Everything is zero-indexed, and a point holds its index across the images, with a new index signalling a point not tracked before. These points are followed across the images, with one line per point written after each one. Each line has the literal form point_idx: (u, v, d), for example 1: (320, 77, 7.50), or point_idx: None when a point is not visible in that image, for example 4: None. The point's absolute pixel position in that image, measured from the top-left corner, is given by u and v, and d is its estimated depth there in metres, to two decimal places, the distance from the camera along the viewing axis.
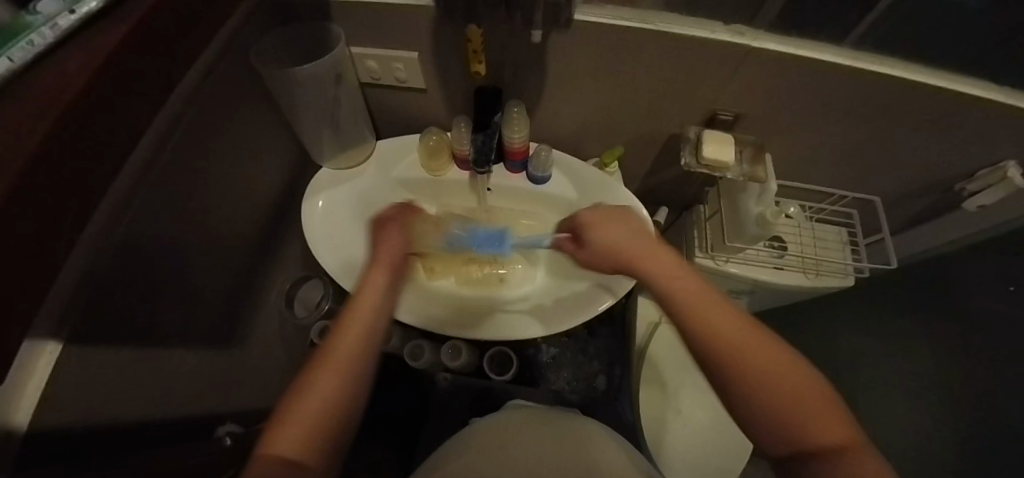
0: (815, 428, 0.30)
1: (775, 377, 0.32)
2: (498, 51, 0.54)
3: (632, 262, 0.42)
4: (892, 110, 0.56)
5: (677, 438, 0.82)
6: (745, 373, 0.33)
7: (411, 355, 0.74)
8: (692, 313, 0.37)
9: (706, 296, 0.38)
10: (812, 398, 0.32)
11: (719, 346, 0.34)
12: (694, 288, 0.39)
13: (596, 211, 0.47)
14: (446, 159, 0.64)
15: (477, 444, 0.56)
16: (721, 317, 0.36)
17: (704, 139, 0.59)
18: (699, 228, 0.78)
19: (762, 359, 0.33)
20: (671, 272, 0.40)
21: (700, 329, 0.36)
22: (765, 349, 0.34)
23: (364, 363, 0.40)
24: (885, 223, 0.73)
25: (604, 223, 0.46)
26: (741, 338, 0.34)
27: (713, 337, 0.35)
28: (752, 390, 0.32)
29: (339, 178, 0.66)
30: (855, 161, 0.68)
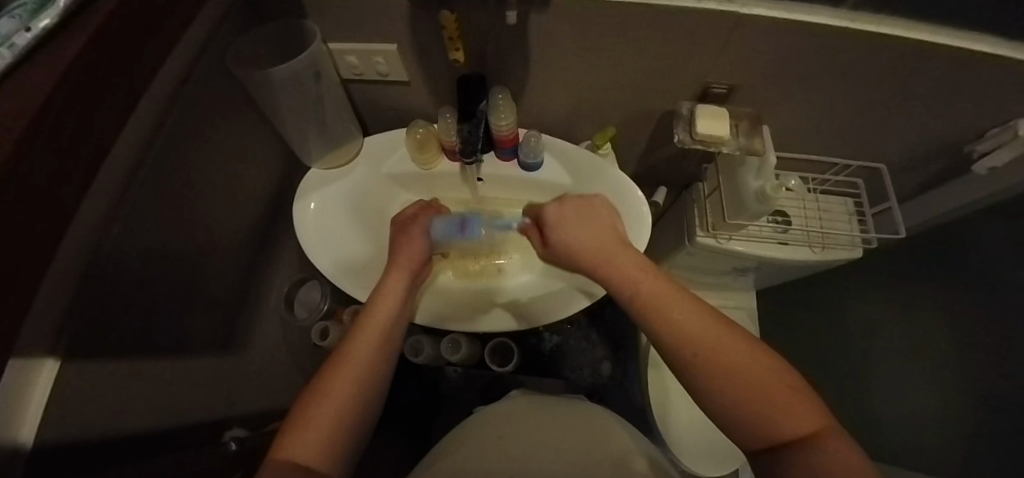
0: (783, 421, 0.30)
1: (738, 370, 0.32)
2: (477, 36, 0.53)
3: (591, 260, 0.42)
4: (894, 73, 0.54)
5: (687, 419, 0.82)
6: (710, 370, 0.33)
7: (412, 350, 0.74)
8: (653, 311, 0.37)
9: (666, 294, 0.38)
10: (777, 387, 0.32)
11: (684, 345, 0.34)
12: (653, 284, 0.39)
13: (559, 206, 0.46)
14: (435, 151, 0.63)
15: (480, 430, 0.57)
16: (685, 314, 0.36)
17: (698, 115, 0.57)
18: (699, 206, 0.76)
19: (723, 355, 0.33)
20: (632, 270, 0.40)
21: (666, 326, 0.36)
22: (723, 342, 0.34)
23: (376, 366, 0.40)
24: (891, 191, 0.71)
25: (563, 218, 0.45)
26: (704, 333, 0.34)
27: (676, 335, 0.35)
28: (717, 385, 0.33)
29: (329, 177, 0.64)
30: (858, 128, 0.66)
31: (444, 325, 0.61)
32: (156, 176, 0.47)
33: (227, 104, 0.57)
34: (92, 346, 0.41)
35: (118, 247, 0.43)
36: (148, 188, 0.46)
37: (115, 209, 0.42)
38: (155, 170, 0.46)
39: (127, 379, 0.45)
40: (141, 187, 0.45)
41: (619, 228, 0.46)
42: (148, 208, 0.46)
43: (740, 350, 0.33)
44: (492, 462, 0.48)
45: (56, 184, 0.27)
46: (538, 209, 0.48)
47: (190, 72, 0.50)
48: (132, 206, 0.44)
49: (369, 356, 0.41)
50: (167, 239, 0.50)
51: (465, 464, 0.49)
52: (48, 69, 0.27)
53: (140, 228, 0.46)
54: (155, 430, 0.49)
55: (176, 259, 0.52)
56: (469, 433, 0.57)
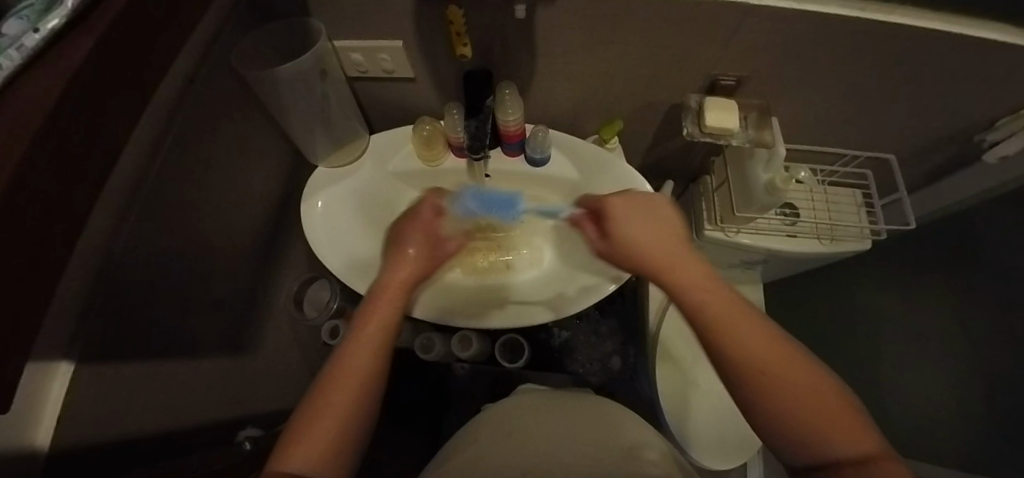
0: (834, 442, 0.30)
1: (798, 388, 0.32)
2: (483, 31, 0.52)
3: (653, 265, 0.42)
4: (905, 62, 0.53)
5: (697, 413, 0.82)
6: (766, 385, 0.33)
7: (422, 348, 0.74)
8: (719, 322, 0.36)
9: (736, 309, 0.37)
10: (839, 413, 0.31)
11: (745, 357, 0.34)
12: (717, 294, 0.38)
13: (622, 202, 0.45)
14: (441, 148, 0.63)
15: (488, 426, 0.57)
16: (747, 329, 0.35)
17: (706, 106, 0.56)
18: (707, 199, 0.76)
19: (783, 373, 0.33)
20: (696, 280, 0.39)
21: (726, 337, 0.35)
22: (785, 362, 0.34)
23: (371, 373, 0.39)
24: (900, 181, 0.71)
25: (628, 221, 0.44)
26: (765, 352, 0.34)
27: (738, 348, 0.35)
28: (770, 400, 0.33)
29: (335, 175, 0.64)
30: (867, 119, 0.65)
31: (454, 322, 0.61)
32: (165, 178, 0.47)
33: (233, 104, 0.57)
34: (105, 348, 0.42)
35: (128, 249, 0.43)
36: (157, 190, 0.46)
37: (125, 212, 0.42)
38: (163, 172, 0.46)
39: (141, 381, 0.45)
40: (149, 189, 0.45)
41: (686, 229, 0.45)
42: (158, 209, 0.46)
43: (800, 368, 0.33)
44: (504, 455, 0.49)
45: (67, 187, 0.27)
46: (602, 205, 0.46)
47: (195, 72, 0.50)
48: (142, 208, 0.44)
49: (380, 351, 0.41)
50: (177, 241, 0.50)
51: (477, 459, 0.49)
52: (57, 70, 0.27)
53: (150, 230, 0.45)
54: (170, 432, 0.49)
55: (187, 261, 0.52)
56: (479, 432, 0.56)
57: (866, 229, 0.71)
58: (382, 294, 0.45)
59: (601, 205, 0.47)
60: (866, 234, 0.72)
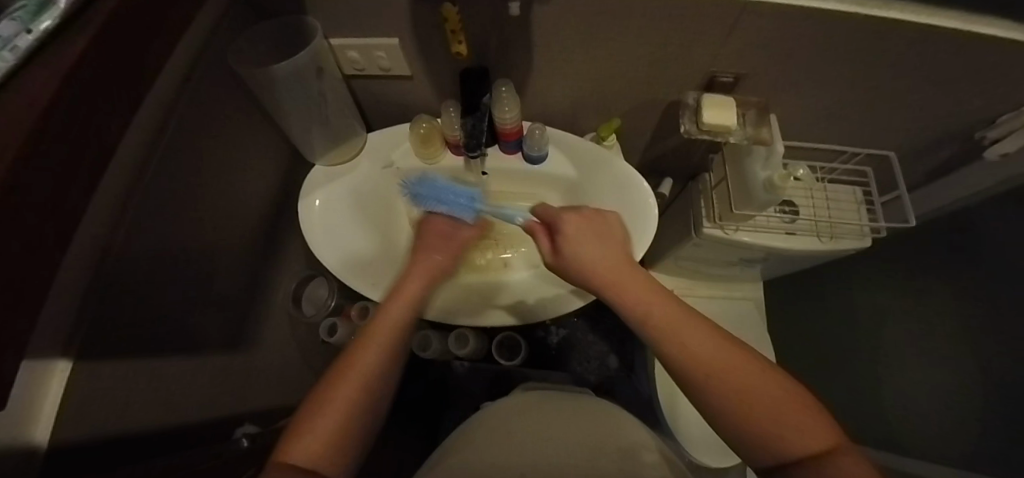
0: (795, 439, 0.32)
1: (750, 389, 0.34)
2: (478, 29, 0.52)
3: (606, 278, 0.42)
4: (904, 59, 0.53)
5: (695, 409, 0.82)
6: (712, 389, 0.35)
7: (419, 345, 0.74)
8: (665, 332, 0.37)
9: (674, 314, 0.38)
10: (786, 405, 0.33)
11: (691, 368, 0.36)
12: (662, 306, 0.39)
13: (572, 213, 0.45)
14: (440, 145, 0.63)
15: (483, 429, 0.56)
16: (696, 336, 0.37)
17: (703, 103, 0.56)
18: (706, 197, 0.75)
19: (735, 378, 0.35)
20: (642, 288, 0.41)
21: (671, 345, 0.37)
22: (729, 363, 0.35)
23: (382, 370, 0.39)
24: (901, 179, 0.70)
25: (578, 235, 0.44)
26: (710, 355, 0.36)
27: (687, 361, 0.36)
28: (719, 404, 0.34)
29: (332, 173, 0.65)
30: (866, 116, 0.65)
31: (453, 318, 0.62)
32: (161, 177, 0.47)
33: (230, 104, 0.57)
34: (104, 345, 0.42)
35: (125, 249, 0.43)
36: (155, 188, 0.46)
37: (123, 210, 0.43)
38: (160, 171, 0.46)
39: (140, 376, 0.46)
40: (149, 186, 0.45)
41: (627, 244, 0.46)
42: (156, 207, 0.47)
43: (748, 369, 0.35)
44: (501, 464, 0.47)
45: (60, 188, 0.27)
46: (555, 218, 0.45)
47: (192, 72, 0.50)
48: (140, 206, 0.44)
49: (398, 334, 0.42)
50: (174, 237, 0.50)
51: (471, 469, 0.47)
52: (50, 71, 0.27)
53: (147, 229, 0.46)
54: (166, 428, 0.49)
55: (183, 260, 0.52)
56: (477, 428, 0.56)
57: (866, 226, 0.71)
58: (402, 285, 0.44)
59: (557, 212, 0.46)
60: (866, 232, 0.72)
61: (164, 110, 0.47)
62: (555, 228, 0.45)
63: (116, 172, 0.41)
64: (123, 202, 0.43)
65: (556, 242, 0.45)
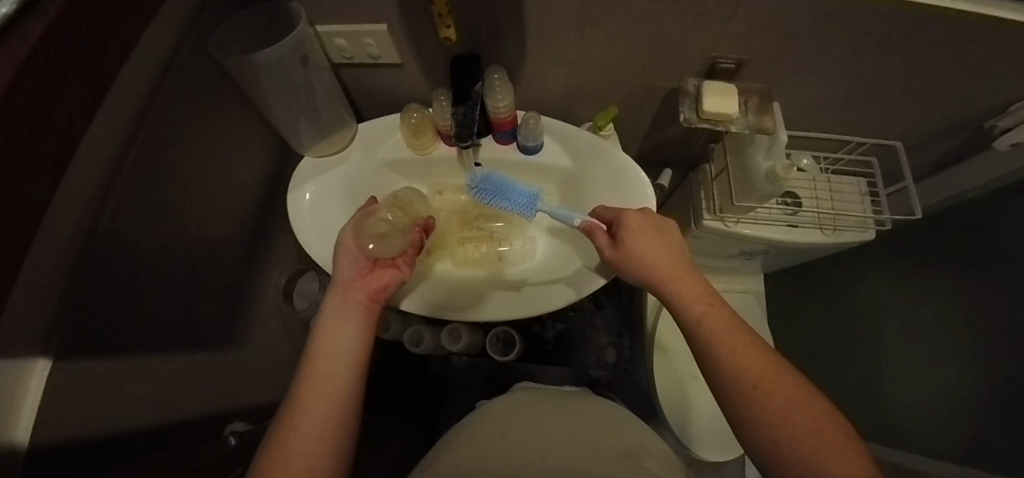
0: (830, 464, 0.33)
1: (789, 407, 0.36)
2: (468, 14, 0.50)
3: (662, 278, 0.46)
4: (914, 44, 0.50)
5: (701, 402, 0.80)
6: (754, 398, 0.37)
7: (411, 341, 0.72)
8: (716, 336, 0.41)
9: (730, 323, 0.42)
10: (832, 432, 0.34)
11: (737, 374, 0.39)
12: (715, 311, 0.43)
13: (633, 215, 0.50)
14: (431, 136, 0.62)
15: (475, 433, 0.54)
16: (743, 346, 0.40)
17: (704, 90, 0.54)
18: (705, 188, 0.74)
19: (779, 392, 0.37)
20: (701, 295, 0.45)
21: (718, 349, 0.41)
22: (778, 379, 0.38)
23: (328, 397, 0.41)
24: (907, 169, 0.68)
25: (640, 232, 0.48)
26: (757, 367, 0.39)
27: (733, 367, 0.39)
28: (759, 411, 0.37)
29: (322, 165, 0.63)
30: (872, 104, 0.63)
31: (445, 314, 0.60)
32: (140, 171, 0.45)
33: (213, 93, 0.55)
34: (85, 345, 0.41)
35: (105, 248, 0.42)
36: (133, 182, 0.44)
37: (99, 205, 0.41)
38: (138, 164, 0.45)
39: (122, 375, 0.45)
40: (126, 181, 0.43)
41: (686, 248, 0.49)
42: (136, 202, 0.45)
43: (791, 388, 0.37)
44: (500, 461, 0.46)
45: (20, 181, 0.26)
46: (617, 217, 0.51)
47: (172, 60, 0.48)
48: (118, 202, 0.42)
49: (343, 356, 0.44)
50: (154, 233, 0.48)
51: (470, 466, 0.45)
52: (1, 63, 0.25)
53: (125, 225, 0.44)
54: (149, 428, 0.48)
55: (165, 257, 0.50)
56: (471, 432, 0.55)
57: (871, 218, 0.69)
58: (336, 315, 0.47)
59: (621, 213, 0.51)
60: (870, 224, 0.70)
61: (141, 100, 0.45)
62: (620, 226, 0.50)
63: (88, 165, 0.39)
64: (100, 199, 0.41)
65: (617, 238, 0.50)
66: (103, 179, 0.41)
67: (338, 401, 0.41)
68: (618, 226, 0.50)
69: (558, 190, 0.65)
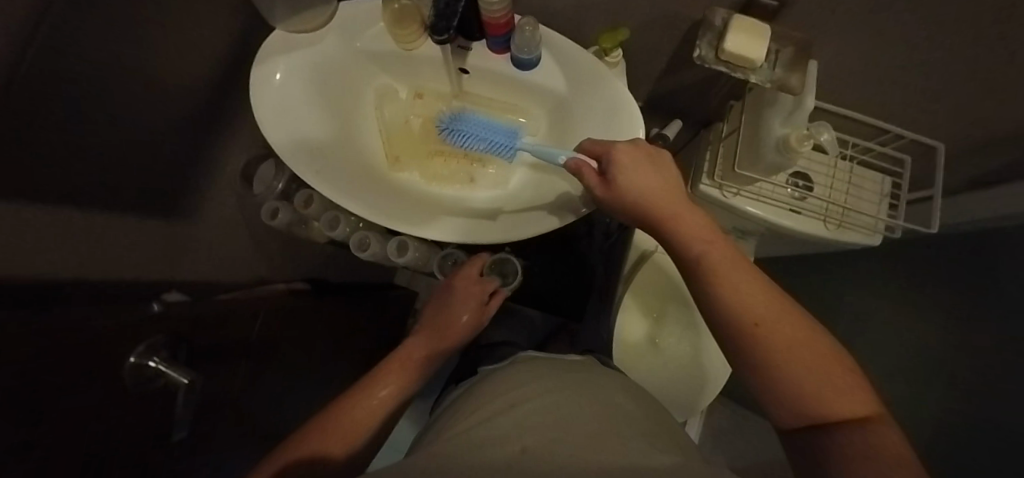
0: (837, 401, 0.30)
1: (792, 344, 0.32)
2: None
3: (661, 214, 0.42)
4: (1005, 27, 0.41)
5: (657, 371, 0.79)
6: (757, 338, 0.33)
7: (358, 245, 0.72)
8: (717, 272, 0.37)
9: (734, 259, 0.38)
10: (833, 368, 0.31)
11: (736, 310, 0.35)
12: (715, 247, 0.39)
13: (628, 145, 0.44)
14: (416, 28, 0.55)
15: (485, 406, 0.44)
16: (743, 281, 0.36)
17: (730, 27, 0.45)
18: (713, 150, 0.67)
19: (783, 329, 0.33)
20: (700, 231, 0.40)
21: (718, 286, 0.36)
22: (782, 315, 0.34)
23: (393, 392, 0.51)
24: (940, 176, 0.61)
25: (634, 164, 0.43)
26: (759, 302, 0.34)
27: (734, 305, 0.35)
28: (762, 350, 0.33)
29: (292, 43, 0.56)
30: (930, 90, 0.53)
31: (390, 223, 0.56)
32: None
33: None
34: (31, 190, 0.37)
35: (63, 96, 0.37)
36: (98, 28, 0.37)
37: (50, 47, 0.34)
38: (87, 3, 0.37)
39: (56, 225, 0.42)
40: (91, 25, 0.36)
41: (684, 184, 0.45)
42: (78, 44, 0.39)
43: (793, 321, 0.33)
44: (503, 428, 0.36)
45: None
46: (608, 148, 0.44)
47: None
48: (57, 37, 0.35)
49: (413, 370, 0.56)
50: (114, 91, 0.42)
51: (483, 434, 0.35)
52: None
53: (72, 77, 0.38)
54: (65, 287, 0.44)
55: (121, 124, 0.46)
56: (462, 415, 0.45)
57: (881, 222, 0.65)
58: (387, 369, 0.54)
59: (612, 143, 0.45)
60: (878, 228, 0.66)
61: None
62: (610, 161, 0.43)
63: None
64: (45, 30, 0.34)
65: (609, 173, 0.44)
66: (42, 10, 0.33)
67: (390, 399, 0.50)
68: (609, 161, 0.43)
69: (546, 116, 0.60)
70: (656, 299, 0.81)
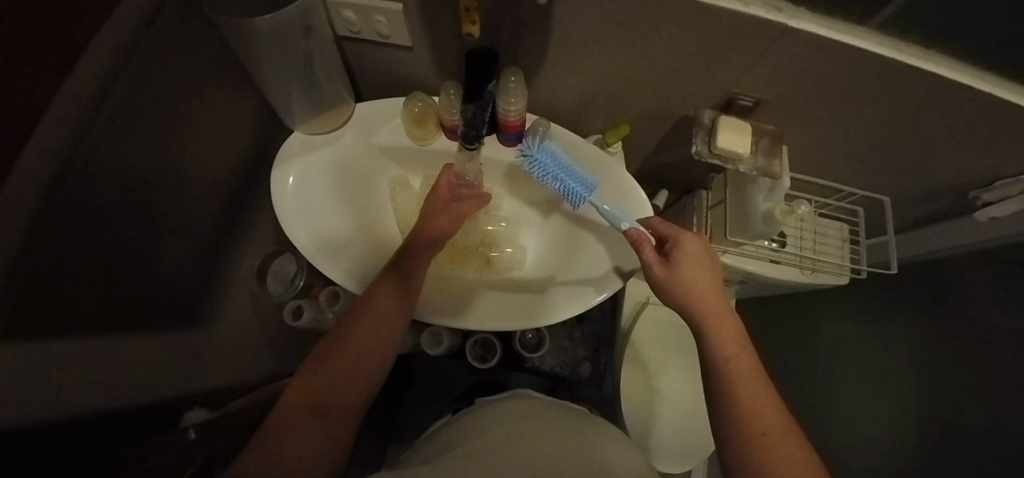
0: None
1: (790, 462, 0.36)
2: (494, 9, 0.45)
3: (700, 307, 0.47)
4: (923, 110, 0.51)
5: (661, 414, 0.83)
6: (758, 444, 0.38)
7: (431, 342, 0.68)
8: (740, 381, 0.42)
9: (756, 374, 0.42)
10: None
11: (747, 417, 0.39)
12: (744, 356, 0.44)
13: (691, 240, 0.49)
14: (433, 127, 0.60)
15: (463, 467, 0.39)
16: (759, 396, 0.41)
17: (720, 126, 0.53)
18: (698, 216, 0.75)
19: (784, 448, 0.37)
20: (734, 337, 0.45)
21: (739, 388, 0.41)
22: (788, 439, 0.38)
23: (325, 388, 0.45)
24: (891, 224, 0.70)
25: (691, 258, 0.48)
26: (771, 419, 0.39)
27: (747, 415, 0.40)
28: (766, 461, 0.37)
29: (312, 144, 0.59)
30: (873, 159, 0.64)
31: (423, 315, 0.56)
32: (116, 131, 0.40)
33: (201, 54, 0.50)
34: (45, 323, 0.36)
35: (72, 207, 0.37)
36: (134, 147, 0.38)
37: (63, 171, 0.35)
38: (113, 119, 0.39)
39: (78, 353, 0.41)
40: None
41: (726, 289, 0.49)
42: (109, 161, 0.40)
43: (792, 444, 0.38)
44: None
45: None
46: (674, 236, 0.50)
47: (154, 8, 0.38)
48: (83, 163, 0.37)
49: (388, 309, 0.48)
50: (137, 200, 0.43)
51: None
52: None
53: (91, 195, 0.39)
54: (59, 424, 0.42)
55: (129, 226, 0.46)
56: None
57: (848, 264, 0.74)
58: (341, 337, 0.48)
59: (677, 233, 0.50)
60: (847, 269, 0.75)
61: (122, 45, 0.39)
62: (675, 247, 0.49)
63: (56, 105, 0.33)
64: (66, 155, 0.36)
65: (668, 257, 0.48)
66: (70, 134, 0.35)
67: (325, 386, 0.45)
68: (672, 246, 0.49)
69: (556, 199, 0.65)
70: (656, 346, 0.85)
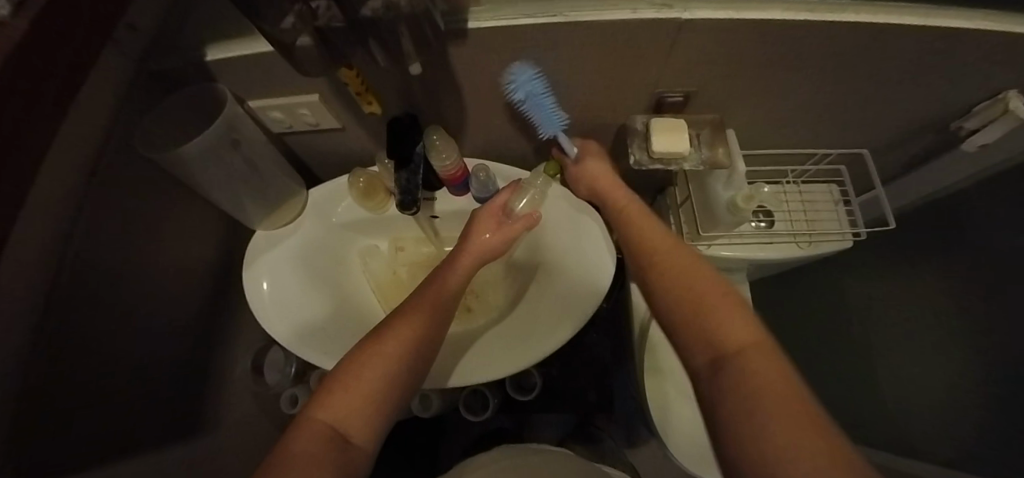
0: (718, 321, 0.33)
1: (691, 279, 0.38)
2: (396, 79, 0.47)
3: (602, 187, 0.53)
4: (859, 61, 0.49)
5: (690, 418, 0.78)
6: (680, 293, 0.37)
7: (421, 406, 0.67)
8: (641, 235, 0.45)
9: (657, 226, 0.46)
10: (724, 296, 0.35)
11: (664, 278, 0.39)
12: (645, 219, 0.48)
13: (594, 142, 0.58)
14: (385, 196, 0.62)
15: None
16: (661, 241, 0.44)
17: (653, 130, 0.52)
18: (674, 216, 0.71)
19: (686, 273, 0.39)
20: (635, 208, 0.50)
21: (643, 243, 0.44)
22: (691, 265, 0.40)
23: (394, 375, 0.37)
24: (877, 177, 0.66)
25: (591, 155, 0.56)
26: (668, 250, 0.42)
27: (649, 255, 0.43)
28: (665, 281, 0.39)
29: (274, 239, 0.61)
30: (832, 119, 0.61)
31: None
32: (85, 280, 0.43)
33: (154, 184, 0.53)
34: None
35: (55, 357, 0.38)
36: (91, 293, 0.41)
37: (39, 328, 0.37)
38: (82, 265, 0.42)
39: None
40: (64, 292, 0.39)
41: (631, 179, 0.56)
42: (83, 307, 0.42)
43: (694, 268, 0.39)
44: None
45: None
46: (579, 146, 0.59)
47: (97, 163, 0.43)
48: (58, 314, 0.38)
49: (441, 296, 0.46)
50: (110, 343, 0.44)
51: None
52: None
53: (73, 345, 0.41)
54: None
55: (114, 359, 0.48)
56: None
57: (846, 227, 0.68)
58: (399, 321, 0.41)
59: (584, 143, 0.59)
60: (847, 232, 0.68)
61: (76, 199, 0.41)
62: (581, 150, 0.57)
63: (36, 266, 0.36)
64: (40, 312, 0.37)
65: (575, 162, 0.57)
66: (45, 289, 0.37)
67: (387, 380, 0.37)
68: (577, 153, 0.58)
69: (563, 195, 0.59)
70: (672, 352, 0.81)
